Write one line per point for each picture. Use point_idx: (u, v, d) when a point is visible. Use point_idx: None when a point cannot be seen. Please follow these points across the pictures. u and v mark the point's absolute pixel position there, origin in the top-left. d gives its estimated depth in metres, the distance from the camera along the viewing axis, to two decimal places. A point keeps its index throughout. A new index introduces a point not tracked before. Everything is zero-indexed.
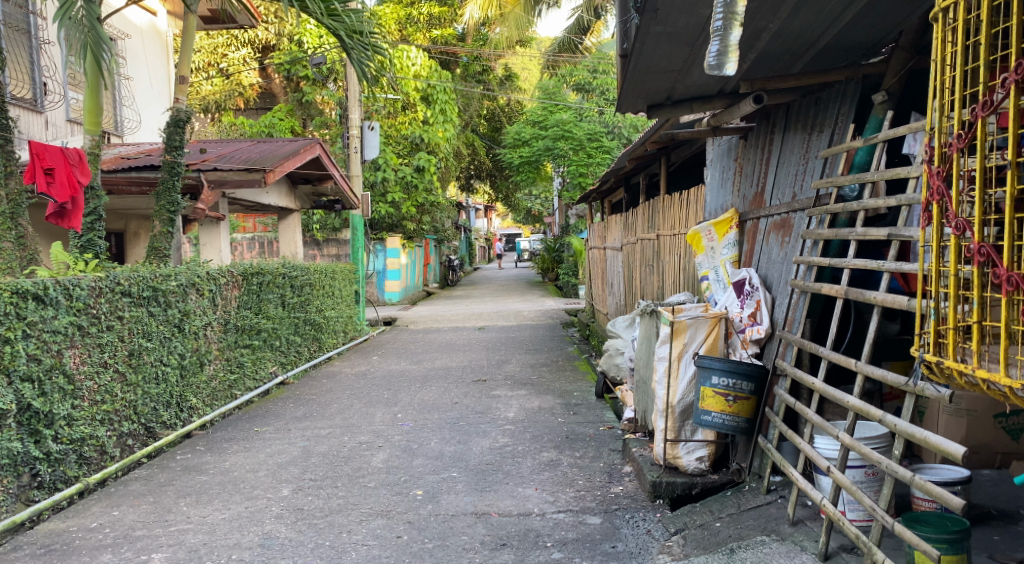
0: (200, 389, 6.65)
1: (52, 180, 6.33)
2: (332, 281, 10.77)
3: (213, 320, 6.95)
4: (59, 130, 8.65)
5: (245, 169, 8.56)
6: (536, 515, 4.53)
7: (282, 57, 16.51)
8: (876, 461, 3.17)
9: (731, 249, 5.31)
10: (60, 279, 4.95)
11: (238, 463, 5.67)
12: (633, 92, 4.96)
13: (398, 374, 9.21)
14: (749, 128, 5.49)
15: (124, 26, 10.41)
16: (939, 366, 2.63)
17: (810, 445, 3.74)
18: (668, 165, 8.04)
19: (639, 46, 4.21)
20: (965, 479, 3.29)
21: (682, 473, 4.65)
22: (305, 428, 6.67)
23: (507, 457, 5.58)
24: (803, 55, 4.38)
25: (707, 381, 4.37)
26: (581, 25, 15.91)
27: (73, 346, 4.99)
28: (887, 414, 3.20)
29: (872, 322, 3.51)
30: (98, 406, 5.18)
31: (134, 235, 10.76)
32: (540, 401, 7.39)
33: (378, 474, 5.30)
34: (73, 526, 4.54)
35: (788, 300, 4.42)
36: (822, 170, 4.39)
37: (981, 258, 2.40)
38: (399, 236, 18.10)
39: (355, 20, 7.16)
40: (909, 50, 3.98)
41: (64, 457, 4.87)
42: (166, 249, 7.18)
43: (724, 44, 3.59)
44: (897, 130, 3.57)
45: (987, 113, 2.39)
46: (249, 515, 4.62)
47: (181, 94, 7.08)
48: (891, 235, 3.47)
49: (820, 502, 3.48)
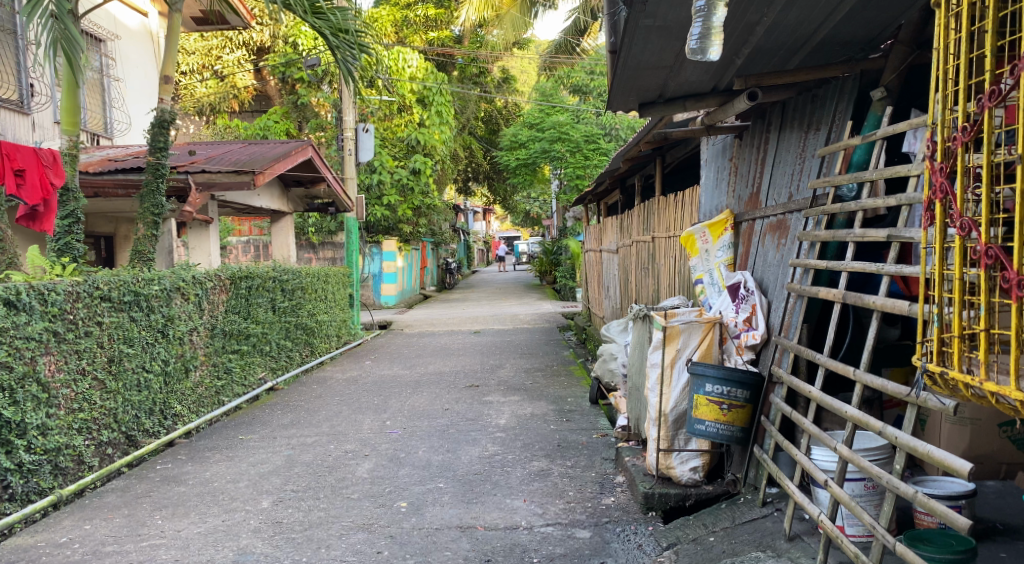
0: (184, 396, 6.48)
1: (23, 181, 6.24)
2: (325, 285, 10.59)
3: (199, 325, 6.77)
4: (47, 132, 8.47)
5: (234, 171, 8.37)
6: (523, 528, 4.36)
7: (277, 59, 16.34)
8: (876, 475, 3.00)
9: (726, 251, 5.15)
10: (34, 284, 4.77)
11: (219, 473, 5.51)
12: (623, 90, 4.80)
13: (390, 379, 9.02)
14: (744, 127, 5.32)
15: (114, 27, 10.26)
16: (942, 377, 2.46)
17: (807, 458, 3.56)
18: (664, 165, 7.87)
19: (628, 41, 4.05)
20: (970, 493, 3.13)
21: (676, 484, 4.47)
22: (291, 436, 6.50)
23: (497, 467, 5.41)
24: (800, 50, 4.20)
25: (701, 389, 4.20)
26: (578, 27, 15.77)
27: (48, 353, 4.81)
28: (887, 425, 3.03)
29: (871, 327, 3.33)
30: (74, 415, 5.01)
31: (125, 238, 10.56)
32: (532, 408, 7.21)
33: (362, 485, 5.13)
34: (42, 541, 4.38)
35: (785, 305, 4.26)
36: (819, 169, 4.24)
37: (988, 261, 2.23)
38: (395, 239, 17.96)
39: (341, 18, 6.98)
40: (909, 45, 3.83)
41: (38, 468, 4.69)
42: (150, 253, 6.95)
43: (707, 26, 3.52)
44: (897, 126, 3.42)
45: (994, 104, 2.22)
46: (225, 529, 4.45)
47: (165, 94, 6.84)
48: (890, 236, 3.30)
49: (817, 517, 3.30)
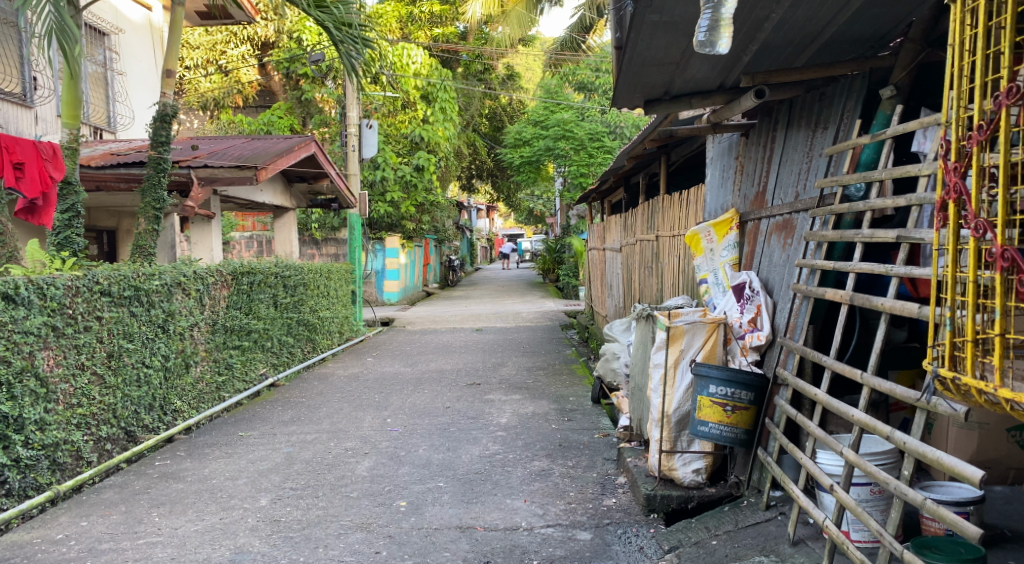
0: (184, 392, 6.44)
1: (23, 174, 6.31)
2: (326, 281, 10.52)
3: (200, 321, 6.73)
4: (49, 125, 8.42)
5: (236, 166, 8.27)
6: (523, 529, 4.31)
7: (282, 54, 16.22)
8: (883, 481, 2.93)
9: (731, 251, 5.10)
10: (33, 278, 4.72)
11: (218, 470, 5.46)
12: (629, 87, 4.74)
13: (391, 377, 8.96)
14: (751, 125, 5.25)
15: (118, 21, 10.23)
16: (955, 383, 2.40)
17: (812, 461, 3.51)
18: (668, 164, 7.84)
19: (633, 36, 3.99)
20: (978, 499, 3.07)
21: (679, 486, 4.42)
22: (291, 433, 6.45)
23: (497, 466, 5.36)
24: (808, 47, 4.15)
25: (705, 390, 4.15)
26: (584, 24, 15.66)
27: (47, 347, 4.77)
28: (895, 430, 2.97)
29: (879, 330, 3.26)
30: (73, 410, 4.97)
31: (127, 233, 10.48)
32: (534, 407, 7.16)
33: (361, 484, 5.09)
34: (37, 538, 4.34)
35: (791, 306, 4.20)
36: (826, 169, 4.18)
37: (1004, 263, 2.18)
38: (398, 236, 17.94)
39: (343, 12, 6.96)
40: (919, 42, 3.75)
41: (35, 463, 4.65)
42: (151, 248, 6.88)
43: (715, 18, 3.46)
44: (906, 126, 3.36)
45: (1013, 101, 2.18)
46: (223, 527, 4.41)
47: (166, 88, 6.79)
48: (900, 237, 3.24)
49: (822, 522, 3.25)
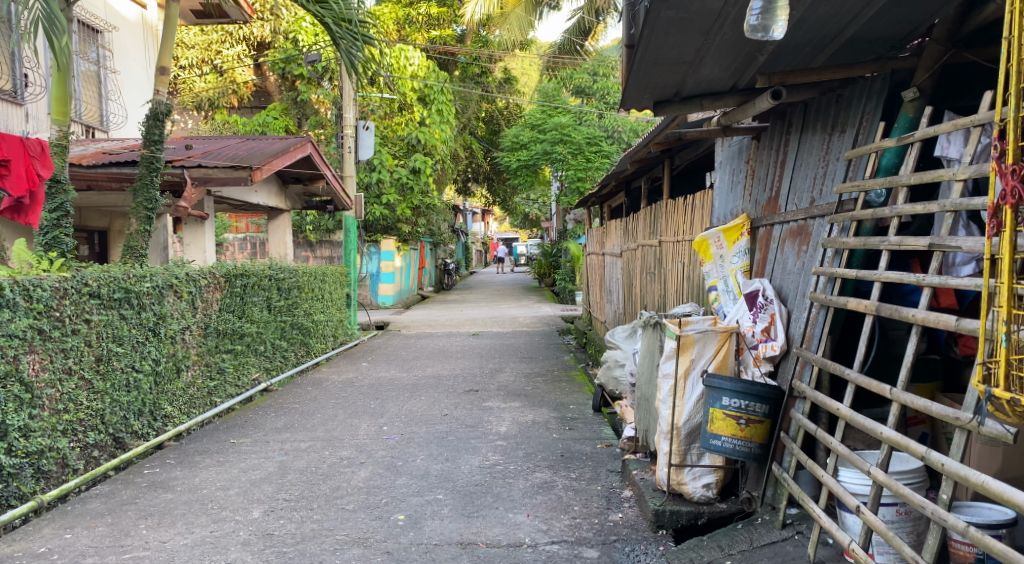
0: (175, 396, 6.25)
1: (9, 172, 6.18)
2: (321, 284, 10.32)
3: (191, 324, 6.54)
4: (40, 123, 8.24)
5: (231, 166, 8.05)
6: (527, 546, 4.14)
7: (277, 55, 16.02)
8: (918, 504, 2.78)
9: (742, 257, 4.94)
10: (19, 279, 4.52)
11: (209, 480, 5.27)
12: (638, 88, 4.59)
13: (387, 382, 8.78)
14: (762, 128, 5.10)
15: (111, 18, 10.03)
16: (1013, 406, 2.30)
17: (835, 479, 3.36)
18: (672, 168, 7.69)
19: (648, 33, 3.83)
20: (1011, 522, 2.93)
21: (688, 502, 4.26)
22: (285, 441, 6.26)
23: (498, 478, 5.19)
24: (826, 47, 4.00)
25: (717, 402, 3.99)
26: (581, 27, 15.50)
27: (32, 351, 4.59)
28: (929, 450, 2.81)
29: (910, 342, 3.09)
30: (60, 416, 4.78)
31: (118, 233, 10.34)
32: (534, 415, 6.99)
33: (357, 496, 4.91)
34: (18, 551, 4.15)
35: (807, 315, 4.05)
36: (845, 173, 4.03)
37: None
38: (393, 239, 17.71)
39: (343, 7, 6.76)
40: (943, 42, 3.61)
41: (19, 472, 4.47)
42: (143, 249, 6.64)
43: None
44: (936, 127, 3.21)
45: None
46: (213, 541, 4.24)
47: (160, 85, 6.62)
48: (932, 245, 3.05)
49: (848, 544, 3.10)
